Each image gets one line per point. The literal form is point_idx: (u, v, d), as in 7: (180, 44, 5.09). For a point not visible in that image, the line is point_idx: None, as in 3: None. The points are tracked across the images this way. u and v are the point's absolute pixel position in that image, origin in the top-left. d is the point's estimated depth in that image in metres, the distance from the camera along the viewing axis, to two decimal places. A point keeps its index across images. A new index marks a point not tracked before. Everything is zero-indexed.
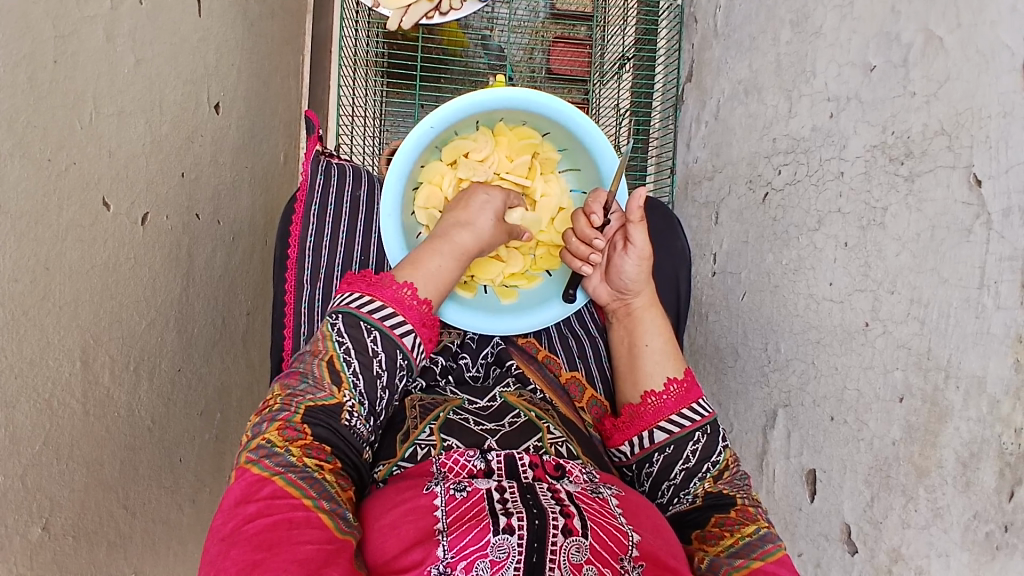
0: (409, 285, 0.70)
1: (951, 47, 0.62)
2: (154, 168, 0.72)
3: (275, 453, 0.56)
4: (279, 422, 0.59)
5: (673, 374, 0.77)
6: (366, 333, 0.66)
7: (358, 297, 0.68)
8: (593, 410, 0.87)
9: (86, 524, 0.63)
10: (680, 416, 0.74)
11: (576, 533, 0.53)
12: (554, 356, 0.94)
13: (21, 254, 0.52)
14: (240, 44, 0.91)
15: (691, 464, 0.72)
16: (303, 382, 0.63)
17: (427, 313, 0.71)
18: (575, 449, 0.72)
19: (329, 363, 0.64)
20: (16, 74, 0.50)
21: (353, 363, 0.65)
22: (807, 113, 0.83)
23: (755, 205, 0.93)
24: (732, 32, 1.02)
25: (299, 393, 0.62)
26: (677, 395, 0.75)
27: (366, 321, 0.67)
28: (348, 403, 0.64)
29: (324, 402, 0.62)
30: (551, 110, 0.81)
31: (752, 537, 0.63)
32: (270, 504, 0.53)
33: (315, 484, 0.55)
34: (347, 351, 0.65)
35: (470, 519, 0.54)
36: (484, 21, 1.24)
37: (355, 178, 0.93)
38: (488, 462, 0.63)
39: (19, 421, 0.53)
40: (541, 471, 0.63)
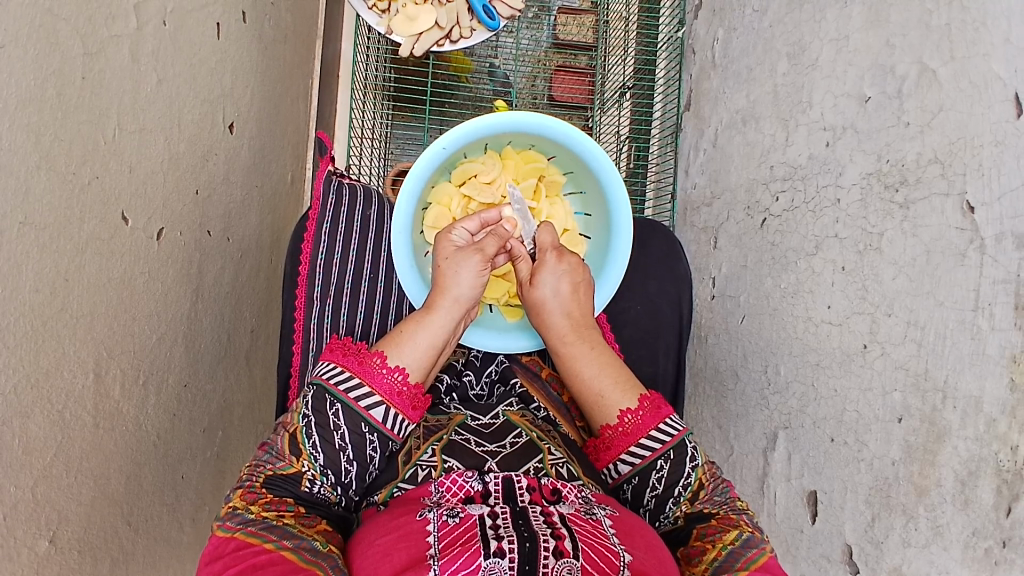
0: (379, 354, 0.72)
1: (945, 79, 0.66)
2: (171, 184, 0.73)
3: (235, 514, 0.61)
4: (240, 489, 0.64)
5: (626, 405, 0.76)
6: (330, 406, 0.69)
7: (330, 367, 0.72)
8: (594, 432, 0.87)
9: (92, 538, 0.62)
10: (639, 447, 0.73)
11: (568, 555, 0.53)
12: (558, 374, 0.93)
13: (44, 264, 0.53)
14: (254, 67, 0.93)
15: (659, 490, 0.71)
16: (268, 454, 0.68)
17: (401, 383, 0.72)
18: (575, 470, 0.73)
19: (292, 435, 0.69)
20: (46, 89, 0.52)
21: (313, 436, 0.68)
22: (804, 141, 0.86)
23: (754, 230, 0.96)
24: (730, 63, 1.05)
25: (262, 464, 0.67)
26: (633, 424, 0.75)
27: (332, 394, 0.70)
28: (307, 472, 0.67)
29: (283, 471, 0.67)
30: (558, 134, 0.83)
31: (734, 545, 0.63)
32: (235, 556, 0.56)
33: (275, 529, 0.60)
34: (308, 424, 0.69)
35: (460, 544, 0.55)
36: (489, 50, 1.27)
37: (365, 198, 0.95)
38: (485, 484, 0.64)
39: (33, 432, 0.53)
40: (538, 494, 0.63)
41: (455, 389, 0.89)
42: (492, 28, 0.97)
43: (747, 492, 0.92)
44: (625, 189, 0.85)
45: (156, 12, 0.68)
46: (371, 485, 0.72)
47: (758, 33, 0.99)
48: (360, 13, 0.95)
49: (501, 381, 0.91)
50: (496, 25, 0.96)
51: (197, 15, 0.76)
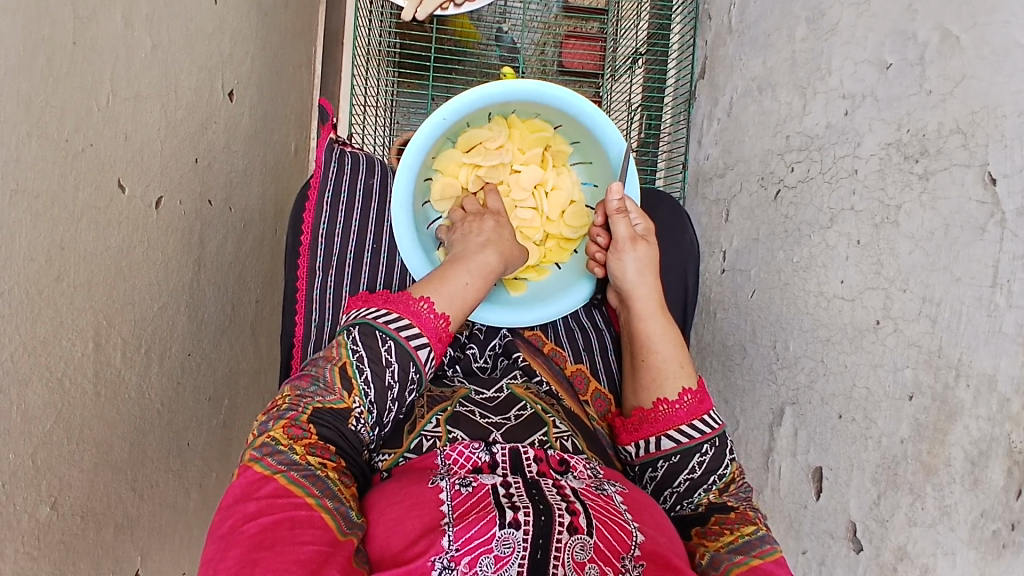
0: (426, 300, 0.70)
1: (967, 46, 0.62)
2: (169, 152, 0.72)
3: (277, 451, 0.58)
4: (284, 421, 0.61)
5: (687, 384, 0.75)
6: (381, 342, 0.67)
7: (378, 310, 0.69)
8: (597, 405, 0.89)
9: (95, 505, 0.63)
10: (689, 428, 0.73)
11: (582, 531, 0.53)
12: (560, 349, 0.95)
13: (37, 232, 0.53)
14: (254, 32, 0.91)
15: (696, 475, 0.71)
16: (313, 385, 0.65)
17: (445, 329, 0.71)
18: (580, 444, 0.73)
19: (342, 368, 0.66)
20: (35, 54, 0.51)
21: (365, 371, 0.66)
22: (821, 110, 0.82)
23: (767, 202, 0.93)
24: (747, 28, 1.01)
25: (309, 395, 0.64)
26: (690, 406, 0.74)
27: (384, 331, 0.68)
28: (356, 409, 0.65)
29: (333, 405, 0.64)
30: (564, 103, 0.81)
31: (752, 537, 0.64)
32: (272, 503, 0.54)
33: (318, 483, 0.57)
34: (360, 359, 0.66)
35: (477, 512, 0.54)
36: (497, 16, 1.24)
37: (368, 166, 0.94)
38: (492, 455, 0.64)
39: (32, 400, 0.54)
40: (545, 466, 0.63)
41: (459, 362, 0.88)
42: None
43: (751, 467, 0.91)
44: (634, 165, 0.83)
45: None
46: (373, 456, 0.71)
47: None
48: None
49: (505, 354, 0.90)
50: None
51: None
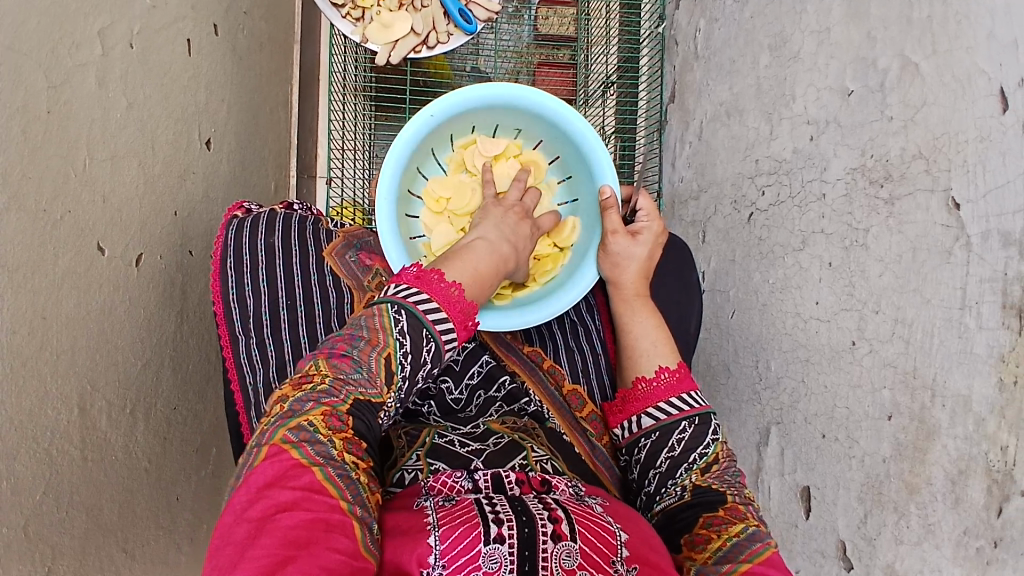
0: (458, 285, 0.61)
1: (927, 73, 0.64)
2: (148, 208, 0.72)
3: (317, 441, 0.52)
4: (323, 407, 0.54)
5: (665, 363, 0.81)
6: (425, 341, 0.58)
7: (404, 287, 0.60)
8: (592, 425, 0.86)
9: (87, 570, 0.63)
10: (668, 404, 0.77)
11: (566, 538, 0.54)
12: (560, 366, 0.92)
13: (19, 305, 0.53)
14: (229, 79, 0.92)
15: (675, 453, 0.74)
16: (355, 370, 0.57)
17: (472, 314, 0.62)
18: (559, 466, 0.74)
19: (387, 360, 0.57)
20: (10, 126, 0.51)
21: (406, 369, 0.58)
22: (788, 135, 0.85)
23: (741, 224, 0.95)
24: (713, 54, 1.04)
25: (351, 383, 0.56)
26: (669, 383, 0.79)
27: (430, 330, 0.59)
28: (390, 405, 0.58)
29: (371, 400, 0.57)
30: (545, 110, 0.83)
31: (740, 537, 0.63)
32: (308, 497, 0.49)
33: (351, 486, 0.52)
34: (406, 355, 0.58)
35: (462, 523, 0.54)
36: (470, 49, 1.25)
37: (268, 225, 0.84)
38: (474, 481, 0.63)
39: (19, 473, 0.53)
40: (528, 486, 0.63)
41: (434, 398, 0.85)
42: (468, 33, 0.93)
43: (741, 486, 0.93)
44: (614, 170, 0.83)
45: (123, 35, 0.66)
46: None
47: (740, 23, 0.97)
48: (333, 22, 0.92)
49: (483, 384, 0.88)
50: (474, 29, 0.93)
51: (167, 33, 0.74)
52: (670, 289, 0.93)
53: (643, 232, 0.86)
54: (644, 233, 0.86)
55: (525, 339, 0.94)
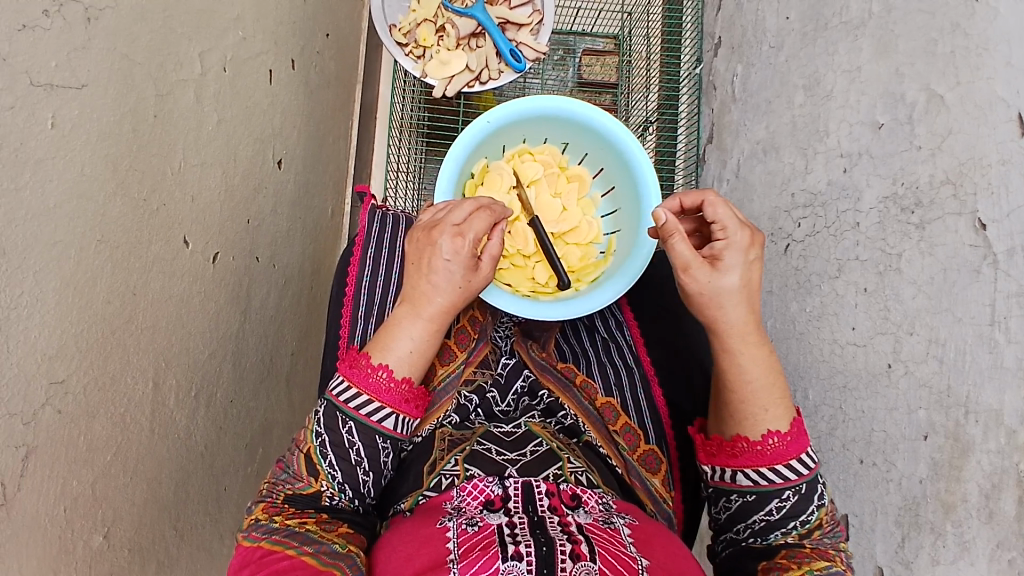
0: (385, 367, 0.69)
1: (952, 104, 0.68)
2: (226, 213, 0.80)
3: (260, 525, 0.65)
4: (263, 504, 0.68)
5: (775, 426, 0.69)
6: (342, 424, 0.69)
7: (338, 382, 0.70)
8: (626, 438, 0.87)
9: (142, 539, 0.67)
10: (774, 471, 0.68)
11: (585, 558, 0.53)
12: (592, 381, 0.92)
13: (116, 278, 0.60)
14: (301, 108, 1.01)
15: (772, 517, 0.69)
16: (285, 472, 0.70)
17: (409, 390, 0.70)
18: (594, 479, 0.76)
19: (308, 456, 0.69)
20: (123, 123, 0.59)
21: (328, 457, 0.69)
22: (823, 169, 0.88)
23: (778, 255, 0.98)
24: (750, 96, 1.09)
25: (281, 483, 0.69)
26: (777, 449, 0.68)
27: (344, 412, 0.69)
28: (326, 490, 0.69)
29: (303, 492, 0.69)
30: (588, 121, 0.84)
31: (821, 573, 0.66)
32: (262, 564, 0.61)
33: (297, 536, 0.65)
34: (323, 446, 0.69)
35: (479, 549, 0.56)
36: (517, 91, 1.33)
37: (406, 226, 0.98)
38: (505, 488, 0.66)
39: (97, 430, 0.59)
40: (557, 500, 0.65)
41: (482, 406, 0.89)
42: (518, 70, 1.02)
43: None
44: (657, 178, 0.82)
45: (218, 60, 0.75)
46: (398, 496, 0.75)
47: (775, 67, 1.03)
48: (398, 58, 1.01)
49: (527, 395, 0.90)
50: (523, 67, 1.01)
51: (253, 62, 0.84)
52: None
53: (727, 254, 0.69)
54: (727, 254, 0.69)
55: (559, 356, 0.95)
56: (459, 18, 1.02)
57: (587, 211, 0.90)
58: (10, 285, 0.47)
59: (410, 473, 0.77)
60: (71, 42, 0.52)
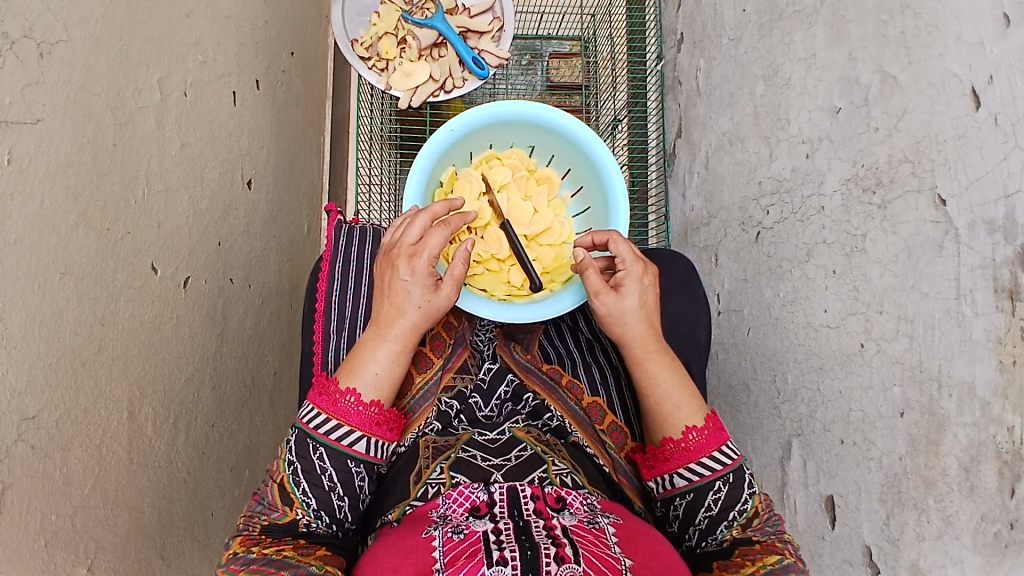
0: (352, 392, 0.71)
1: (905, 84, 0.69)
2: (196, 237, 0.80)
3: (238, 557, 0.64)
4: (239, 538, 0.66)
5: (693, 421, 0.74)
6: (313, 451, 0.69)
7: (309, 411, 0.71)
8: (613, 437, 0.87)
9: (126, 570, 0.66)
10: (701, 465, 0.72)
11: (570, 560, 0.54)
12: (577, 381, 0.93)
13: (82, 309, 0.59)
14: (268, 128, 1.01)
15: (713, 512, 0.71)
16: (259, 504, 0.69)
17: (379, 412, 0.72)
18: (580, 479, 0.76)
19: (281, 485, 0.69)
20: (82, 154, 0.59)
21: (302, 484, 0.69)
22: (786, 156, 0.89)
23: (750, 244, 0.99)
24: (713, 89, 1.11)
25: (256, 515, 0.68)
26: (699, 442, 0.73)
27: (315, 439, 0.70)
28: (303, 517, 0.69)
29: (279, 521, 0.68)
30: (553, 123, 0.84)
31: (774, 566, 0.66)
32: None
33: (274, 564, 0.64)
34: (296, 474, 0.69)
35: (465, 557, 0.56)
36: (487, 97, 1.33)
37: (375, 238, 0.98)
38: (491, 494, 0.66)
39: (72, 464, 0.58)
40: (543, 503, 0.65)
41: (464, 411, 0.88)
42: (481, 77, 1.02)
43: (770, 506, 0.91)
44: (623, 177, 0.84)
45: (178, 85, 0.75)
46: (384, 509, 0.74)
47: (735, 59, 1.04)
48: (361, 72, 1.02)
49: (512, 400, 0.90)
50: (486, 74, 1.01)
51: (215, 85, 0.84)
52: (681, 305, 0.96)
53: (626, 280, 0.77)
54: (627, 282, 0.77)
55: (543, 357, 0.95)
56: (419, 29, 1.02)
57: (558, 212, 0.91)
58: None
59: (392, 486, 0.77)
60: (24, 77, 0.52)
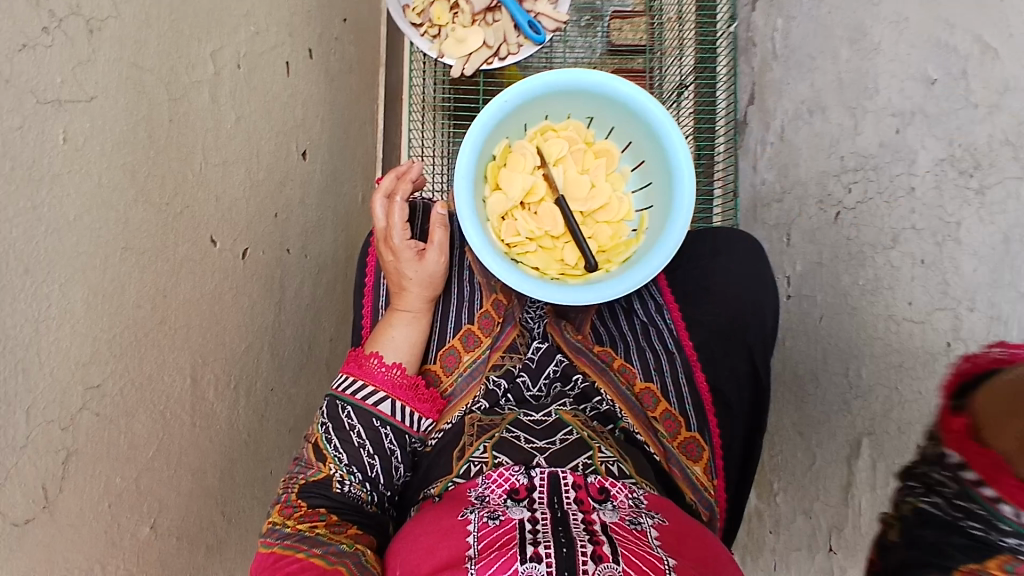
0: (376, 355, 0.79)
1: (1008, 55, 0.62)
2: (253, 209, 0.81)
3: (274, 530, 0.65)
4: (278, 506, 0.68)
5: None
6: (342, 410, 0.74)
7: (342, 378, 0.77)
8: (666, 425, 0.86)
9: (190, 526, 0.70)
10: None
11: (608, 560, 0.52)
12: (630, 364, 0.90)
13: (144, 282, 0.61)
14: (323, 97, 1.01)
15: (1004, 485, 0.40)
16: (299, 466, 0.73)
17: (398, 375, 0.78)
18: (627, 469, 0.73)
19: (315, 445, 0.73)
20: (138, 132, 0.60)
21: (333, 441, 0.73)
22: (873, 130, 0.81)
23: (828, 225, 0.91)
24: (792, 51, 1.02)
25: (295, 476, 0.71)
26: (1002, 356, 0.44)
27: (343, 399, 0.75)
28: (336, 474, 0.72)
29: (314, 478, 0.71)
30: (613, 92, 0.79)
31: None
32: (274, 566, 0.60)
33: (307, 540, 0.63)
34: (328, 431, 0.74)
35: (499, 549, 0.54)
36: (543, 62, 1.28)
37: (426, 212, 0.97)
38: (530, 478, 0.65)
39: (137, 428, 0.61)
40: (584, 493, 0.63)
41: (511, 391, 0.86)
42: (538, 43, 0.98)
43: (831, 504, 0.84)
44: (688, 151, 0.77)
45: (231, 58, 0.75)
46: (425, 484, 0.75)
47: (817, 19, 0.95)
48: (412, 40, 0.99)
49: (561, 380, 0.87)
50: (542, 40, 0.97)
51: (269, 56, 0.84)
52: (746, 291, 0.91)
53: None
54: None
55: (595, 339, 0.92)
56: None
57: (617, 186, 0.86)
58: (36, 298, 0.49)
59: (434, 461, 0.78)
60: (75, 55, 0.53)
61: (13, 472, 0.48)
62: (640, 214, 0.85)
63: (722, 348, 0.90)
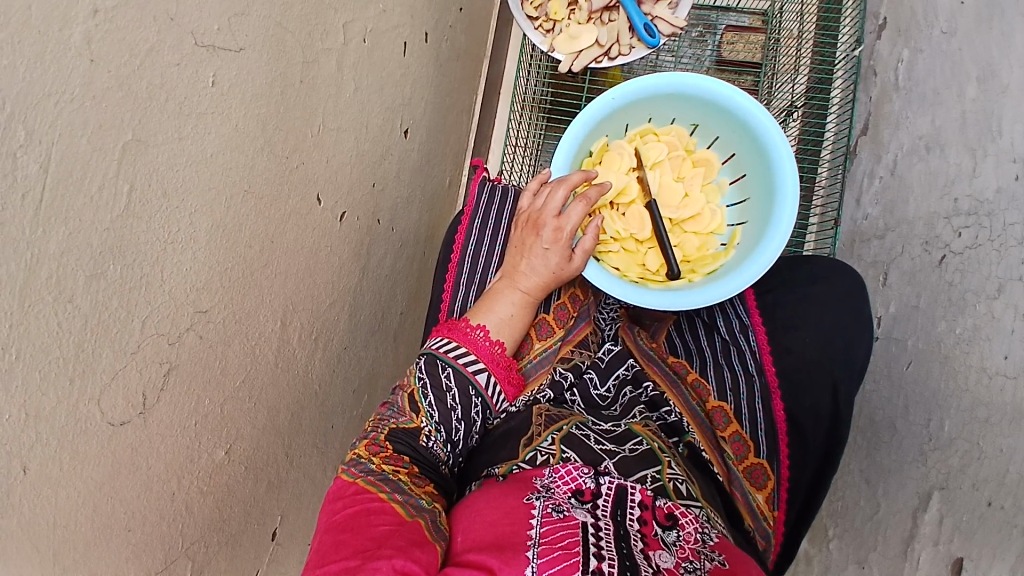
0: (482, 327, 0.79)
1: None
2: (356, 176, 0.85)
3: (359, 462, 0.67)
4: (366, 440, 0.70)
5: None
6: (441, 370, 0.76)
7: (441, 340, 0.78)
8: (734, 447, 0.85)
9: (257, 460, 0.74)
10: None
11: None
12: (705, 380, 0.88)
13: (258, 226, 0.66)
14: (430, 80, 1.05)
15: None
16: (390, 410, 0.75)
17: (500, 353, 0.79)
18: (693, 490, 0.74)
19: (410, 395, 0.75)
20: (273, 87, 0.64)
21: (429, 396, 0.75)
22: (992, 173, 0.81)
23: (930, 267, 0.87)
24: (916, 85, 0.99)
25: (385, 419, 0.74)
26: None
27: (444, 359, 0.76)
28: (425, 427, 0.74)
29: (404, 425, 0.73)
30: (725, 101, 0.79)
31: None
32: (356, 499, 0.62)
33: (389, 483, 0.65)
34: (425, 386, 0.75)
35: (562, 550, 0.57)
36: (648, 68, 1.30)
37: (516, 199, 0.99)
38: (598, 485, 0.67)
39: (231, 358, 0.66)
40: (650, 514, 0.65)
41: (578, 385, 0.89)
42: (651, 46, 0.98)
43: (886, 555, 0.80)
44: (795, 169, 0.77)
45: (359, 31, 0.80)
46: (489, 462, 0.76)
47: (946, 56, 0.95)
48: (526, 32, 1.03)
49: (631, 383, 0.89)
50: (656, 43, 0.97)
51: (391, 34, 0.88)
52: (833, 323, 0.88)
53: None
54: None
55: (669, 349, 0.93)
56: None
57: (711, 198, 0.86)
58: (169, 221, 0.54)
59: (504, 441, 0.79)
60: (232, 7, 0.57)
61: (120, 375, 0.51)
62: (731, 228, 0.85)
63: (802, 378, 0.86)
